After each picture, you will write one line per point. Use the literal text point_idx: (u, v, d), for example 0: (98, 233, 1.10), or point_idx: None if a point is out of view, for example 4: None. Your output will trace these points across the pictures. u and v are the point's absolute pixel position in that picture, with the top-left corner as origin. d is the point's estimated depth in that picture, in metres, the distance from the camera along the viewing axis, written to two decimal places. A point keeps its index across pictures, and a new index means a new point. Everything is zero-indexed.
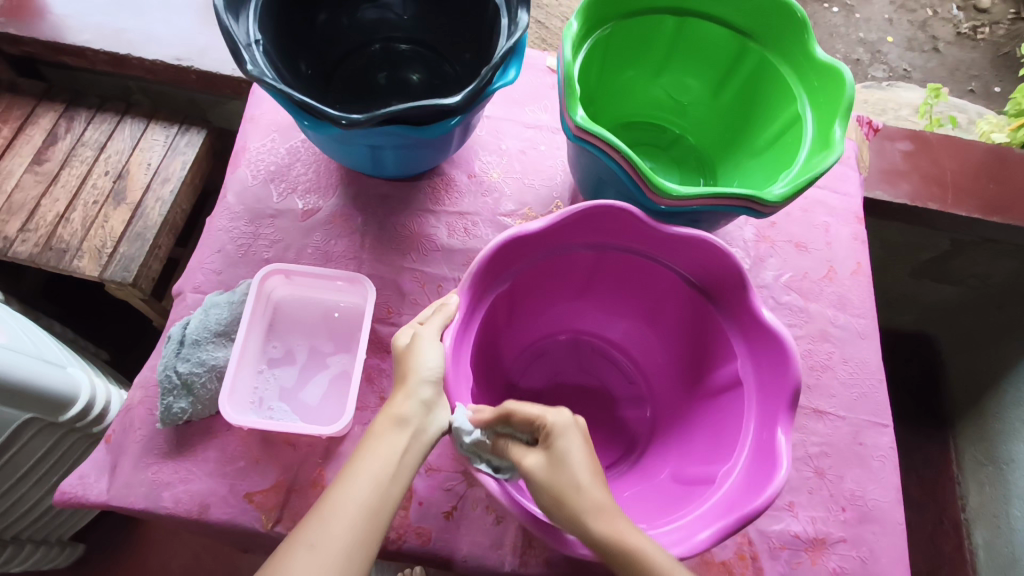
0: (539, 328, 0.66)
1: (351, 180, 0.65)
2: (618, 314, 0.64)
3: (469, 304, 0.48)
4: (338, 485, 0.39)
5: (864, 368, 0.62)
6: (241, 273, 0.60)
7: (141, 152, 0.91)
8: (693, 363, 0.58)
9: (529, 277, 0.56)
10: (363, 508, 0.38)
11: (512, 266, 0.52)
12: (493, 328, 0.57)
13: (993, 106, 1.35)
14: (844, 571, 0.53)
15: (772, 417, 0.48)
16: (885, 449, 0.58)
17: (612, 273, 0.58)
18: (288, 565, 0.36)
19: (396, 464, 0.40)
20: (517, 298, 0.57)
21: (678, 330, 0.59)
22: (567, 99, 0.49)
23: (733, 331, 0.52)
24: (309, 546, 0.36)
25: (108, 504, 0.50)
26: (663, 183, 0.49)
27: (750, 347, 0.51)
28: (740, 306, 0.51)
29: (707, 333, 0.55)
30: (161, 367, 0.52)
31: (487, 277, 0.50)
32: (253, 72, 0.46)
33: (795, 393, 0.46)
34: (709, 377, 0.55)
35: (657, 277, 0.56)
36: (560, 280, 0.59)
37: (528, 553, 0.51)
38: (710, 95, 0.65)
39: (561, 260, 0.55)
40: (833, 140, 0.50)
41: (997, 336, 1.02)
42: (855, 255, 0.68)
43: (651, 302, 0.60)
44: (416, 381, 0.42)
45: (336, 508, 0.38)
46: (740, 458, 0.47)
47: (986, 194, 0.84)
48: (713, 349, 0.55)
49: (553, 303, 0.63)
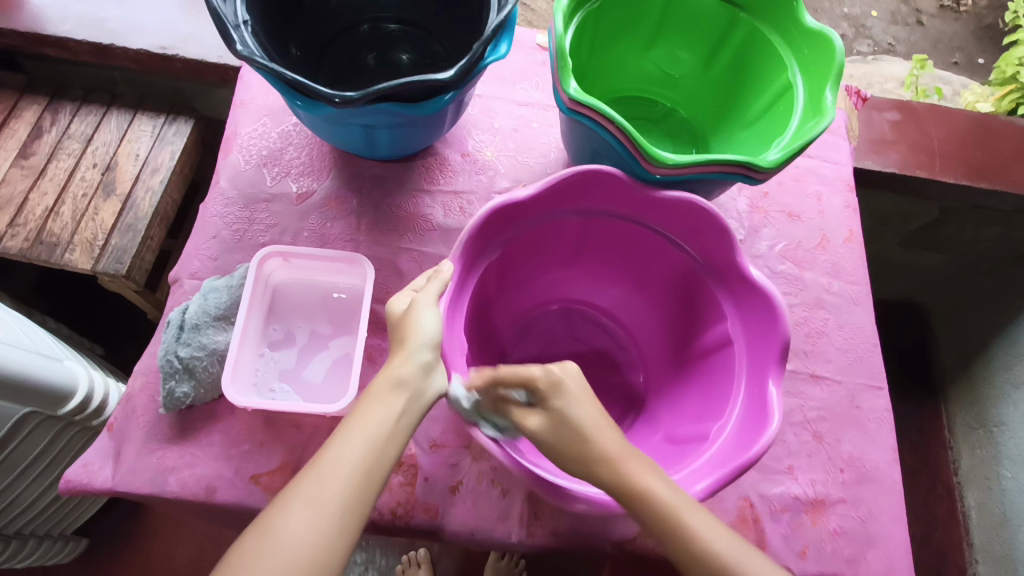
0: (530, 299, 0.66)
1: (344, 162, 0.65)
2: (608, 282, 0.65)
3: (460, 272, 0.49)
4: (334, 442, 0.39)
5: (858, 333, 0.63)
6: (238, 258, 0.60)
7: (129, 143, 0.90)
8: (684, 326, 0.59)
9: (519, 246, 0.56)
10: (359, 466, 0.38)
11: (502, 231, 0.53)
12: (484, 299, 0.57)
13: (977, 77, 1.36)
14: (845, 531, 0.54)
15: (762, 374, 0.48)
16: (881, 412, 0.60)
17: (600, 240, 0.59)
18: (285, 519, 0.36)
19: (394, 425, 0.40)
20: (507, 266, 0.58)
21: (668, 294, 0.60)
22: (560, 72, 0.49)
23: (722, 291, 0.53)
24: (305, 499, 0.36)
25: (115, 491, 0.50)
26: (659, 153, 0.49)
27: (739, 306, 0.52)
28: (728, 266, 0.52)
29: (697, 296, 0.56)
30: (162, 353, 0.52)
31: (478, 243, 0.50)
32: (244, 52, 0.46)
33: (784, 348, 0.47)
34: (700, 340, 0.56)
35: (646, 243, 0.57)
36: (550, 248, 0.59)
37: (535, 524, 0.52)
38: (701, 66, 0.65)
39: (551, 227, 0.56)
40: (825, 105, 0.51)
41: (986, 303, 1.04)
42: (847, 223, 0.69)
43: (640, 267, 0.60)
44: (417, 343, 0.42)
45: (332, 463, 0.38)
46: (732, 415, 0.48)
47: (973, 161, 0.85)
48: (703, 311, 0.55)
49: (543, 273, 0.64)
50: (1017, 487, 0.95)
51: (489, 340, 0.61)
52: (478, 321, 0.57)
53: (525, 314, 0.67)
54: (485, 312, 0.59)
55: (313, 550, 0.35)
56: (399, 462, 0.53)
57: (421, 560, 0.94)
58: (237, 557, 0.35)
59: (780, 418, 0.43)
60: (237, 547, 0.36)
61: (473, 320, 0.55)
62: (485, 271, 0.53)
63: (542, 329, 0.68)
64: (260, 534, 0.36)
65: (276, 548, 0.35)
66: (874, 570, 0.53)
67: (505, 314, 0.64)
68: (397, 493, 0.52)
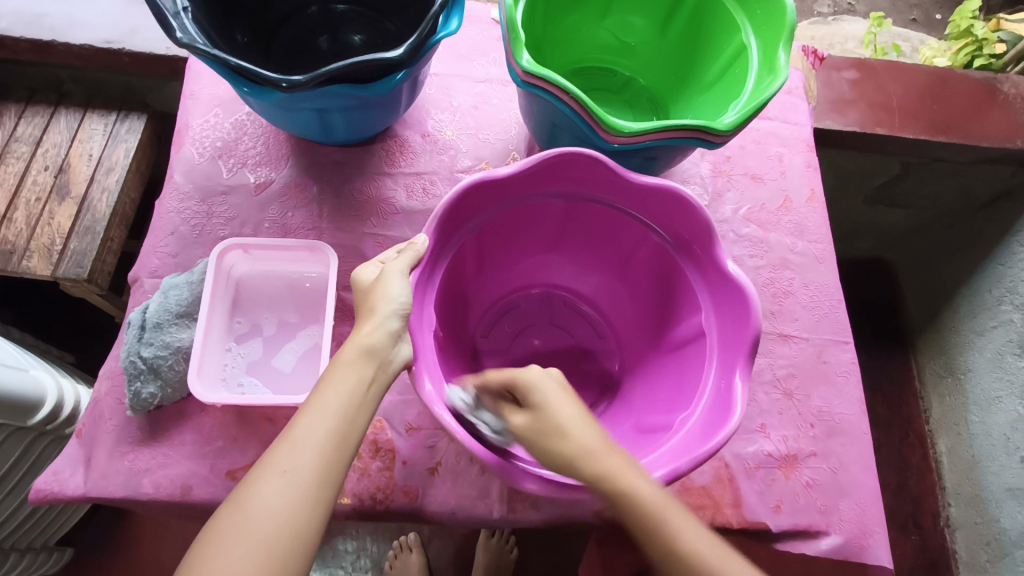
0: (511, 281, 0.66)
1: (302, 149, 0.64)
2: (591, 269, 0.64)
3: (432, 254, 0.48)
4: (306, 413, 0.38)
5: (824, 290, 0.64)
6: (198, 254, 0.58)
7: (80, 143, 0.87)
8: (661, 315, 0.58)
9: (494, 228, 0.55)
10: (329, 435, 0.38)
11: (477, 212, 0.52)
12: (460, 280, 0.57)
13: (935, 33, 1.37)
14: (817, 483, 0.56)
15: (733, 364, 0.48)
16: (848, 365, 0.61)
17: (581, 225, 0.58)
18: (260, 489, 0.36)
19: (361, 392, 0.40)
20: (485, 248, 0.57)
21: (647, 287, 0.60)
22: (512, 44, 0.48)
23: (699, 282, 0.52)
24: (278, 472, 0.36)
25: (88, 496, 0.49)
26: (616, 121, 0.49)
27: (714, 299, 0.51)
28: (706, 255, 0.51)
29: (675, 286, 0.55)
30: (125, 353, 0.51)
31: (448, 226, 0.49)
32: (183, 40, 0.44)
33: (756, 339, 0.46)
34: (676, 330, 0.56)
35: (627, 231, 0.56)
36: (529, 231, 0.59)
37: (515, 499, 0.53)
38: (656, 32, 0.65)
39: (529, 209, 0.55)
40: (778, 65, 0.51)
41: (952, 254, 1.06)
42: (808, 183, 0.70)
43: (623, 256, 0.60)
44: (385, 312, 0.42)
45: (303, 434, 0.37)
46: (699, 405, 0.48)
47: (931, 115, 0.86)
48: (680, 302, 0.55)
49: (524, 256, 0.63)
50: (984, 430, 0.98)
51: (463, 322, 0.61)
52: (451, 306, 0.57)
53: (508, 294, 0.67)
54: (461, 293, 0.59)
55: (289, 522, 0.35)
56: (376, 448, 0.53)
57: (412, 544, 0.95)
58: (212, 535, 0.35)
59: (741, 410, 0.43)
60: (212, 525, 0.35)
61: (446, 303, 0.55)
62: (459, 253, 0.53)
63: (521, 313, 0.68)
64: (234, 509, 0.35)
65: (250, 523, 0.35)
66: (847, 519, 0.55)
67: (483, 295, 0.64)
68: (375, 478, 0.52)
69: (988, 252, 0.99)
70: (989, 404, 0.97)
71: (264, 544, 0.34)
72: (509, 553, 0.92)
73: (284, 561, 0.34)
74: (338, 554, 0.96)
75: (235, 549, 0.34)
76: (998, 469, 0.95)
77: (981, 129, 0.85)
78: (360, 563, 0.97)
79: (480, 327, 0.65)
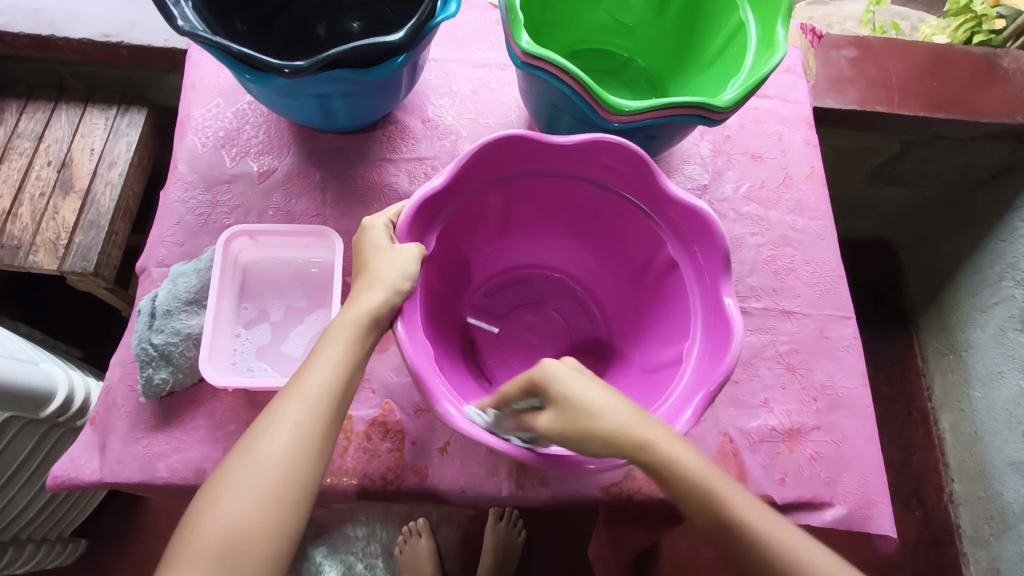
0: (533, 253, 0.66)
1: (304, 137, 0.64)
2: (609, 272, 0.63)
3: (439, 197, 0.49)
4: (313, 366, 0.41)
5: (825, 267, 0.65)
6: (204, 243, 0.59)
7: (82, 138, 0.87)
8: (652, 332, 0.56)
9: (509, 199, 0.56)
10: (332, 391, 0.41)
11: (508, 173, 0.53)
12: (474, 233, 0.58)
13: (936, 10, 1.35)
14: (821, 456, 0.56)
15: (691, 394, 0.45)
16: (850, 340, 0.61)
17: (610, 221, 0.57)
18: (267, 438, 0.39)
19: (358, 353, 0.42)
20: (507, 211, 0.58)
21: (650, 306, 0.58)
22: (511, 25, 0.49)
23: (700, 306, 0.50)
24: (291, 425, 0.39)
25: (103, 482, 0.50)
26: (615, 100, 0.49)
27: (706, 332, 0.49)
28: (714, 282, 0.49)
29: (676, 306, 0.53)
30: (136, 341, 0.52)
31: (467, 175, 0.50)
32: (185, 28, 0.45)
33: (722, 379, 0.43)
34: (661, 345, 0.54)
35: (640, 232, 0.55)
36: (560, 211, 0.59)
37: (523, 477, 0.53)
38: (653, 12, 0.65)
39: (547, 185, 0.55)
40: (776, 41, 0.51)
41: (953, 231, 1.06)
42: (809, 160, 0.70)
43: (635, 263, 0.58)
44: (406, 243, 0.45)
45: (309, 389, 0.40)
46: (645, 418, 0.46)
47: (931, 92, 0.86)
48: (675, 325, 0.53)
49: (552, 237, 0.63)
50: (987, 406, 0.99)
51: (460, 283, 0.62)
52: (443, 276, 0.57)
53: (524, 266, 0.68)
54: (466, 251, 0.60)
55: (296, 466, 0.38)
56: (385, 429, 0.54)
57: (421, 529, 0.96)
58: (224, 483, 0.38)
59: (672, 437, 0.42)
60: (225, 466, 0.39)
61: (445, 259, 0.56)
62: (453, 222, 0.53)
63: (528, 290, 0.68)
64: (245, 453, 0.38)
65: (262, 469, 0.38)
66: (851, 490, 0.55)
67: (501, 253, 0.65)
68: (386, 459, 0.53)
69: (990, 229, 0.99)
70: (992, 379, 0.98)
71: (273, 493, 0.37)
72: (517, 536, 0.93)
73: (288, 503, 0.38)
74: (349, 540, 0.95)
75: (244, 488, 0.37)
76: (1001, 444, 0.95)
77: (980, 105, 0.85)
78: (371, 549, 0.98)
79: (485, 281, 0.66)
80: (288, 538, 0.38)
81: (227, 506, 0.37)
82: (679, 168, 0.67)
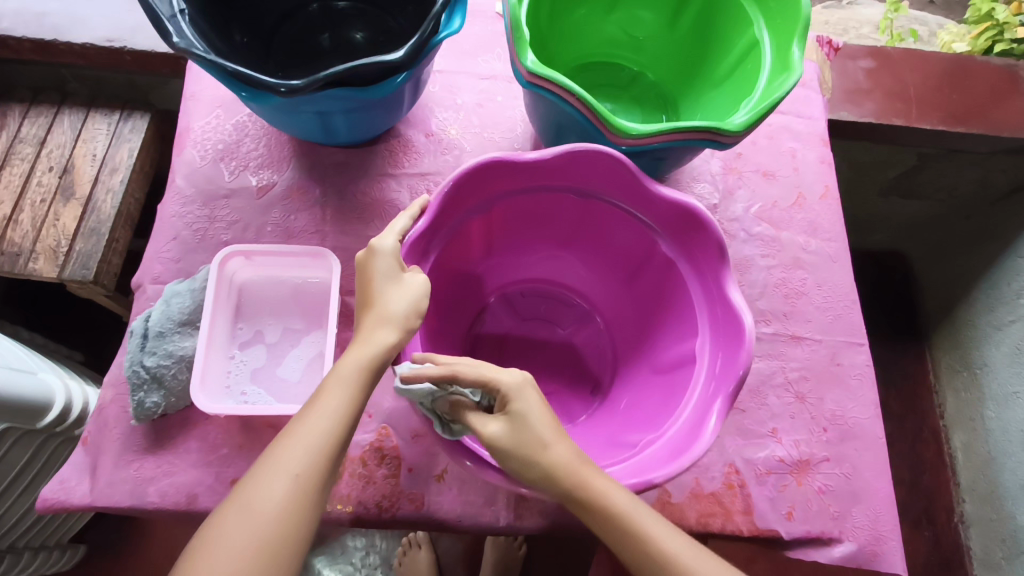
0: (579, 278, 0.64)
1: (304, 150, 0.63)
2: (633, 333, 0.60)
3: (511, 170, 0.49)
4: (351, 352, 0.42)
5: (837, 291, 0.63)
6: (201, 259, 0.58)
7: (84, 143, 0.86)
8: (649, 393, 0.52)
9: (575, 210, 0.54)
10: (362, 372, 0.41)
11: (579, 183, 0.52)
12: (531, 226, 0.57)
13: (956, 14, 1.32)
14: (830, 489, 0.55)
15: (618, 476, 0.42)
16: (862, 367, 0.60)
17: (655, 281, 0.55)
18: (305, 421, 0.39)
19: (361, 400, 0.41)
20: (566, 222, 0.57)
21: (652, 376, 0.54)
22: (516, 43, 0.47)
23: (696, 402, 0.45)
24: (291, 476, 0.38)
25: (94, 505, 0.49)
26: (623, 123, 0.47)
27: (674, 437, 0.44)
28: (718, 385, 0.45)
29: (675, 388, 0.49)
30: (128, 363, 0.51)
31: (549, 167, 0.50)
32: (179, 45, 0.43)
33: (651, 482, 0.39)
34: (626, 435, 0.49)
35: (679, 306, 0.52)
36: (616, 248, 0.57)
37: (522, 507, 0.52)
38: (665, 26, 0.63)
39: (610, 213, 0.53)
40: (792, 61, 0.49)
41: (968, 246, 1.04)
42: (823, 178, 0.68)
43: (661, 335, 0.55)
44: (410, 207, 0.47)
45: (312, 436, 0.39)
46: None
47: (950, 105, 0.83)
48: (666, 404, 0.48)
49: (604, 273, 0.61)
50: (1001, 426, 0.96)
51: (503, 258, 0.62)
52: (481, 246, 0.57)
53: (576, 292, 0.66)
54: (515, 238, 0.59)
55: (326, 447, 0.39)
56: (381, 455, 0.52)
57: (421, 541, 0.96)
58: (269, 461, 0.39)
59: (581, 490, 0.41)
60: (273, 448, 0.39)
61: (474, 242, 0.56)
62: (505, 201, 0.52)
63: (556, 313, 0.66)
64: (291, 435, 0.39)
65: (301, 449, 0.39)
66: (860, 525, 0.53)
67: (554, 264, 0.64)
68: (381, 486, 0.52)
69: (1008, 245, 0.96)
70: (1006, 400, 0.95)
71: (305, 474, 0.38)
72: (517, 550, 0.93)
73: (316, 485, 0.38)
74: (348, 550, 0.93)
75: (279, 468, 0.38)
76: (1015, 466, 0.93)
77: (1001, 118, 0.83)
78: (370, 559, 0.96)
79: (530, 276, 0.65)
80: (311, 520, 0.38)
81: (266, 487, 0.37)
82: (688, 186, 0.66)
